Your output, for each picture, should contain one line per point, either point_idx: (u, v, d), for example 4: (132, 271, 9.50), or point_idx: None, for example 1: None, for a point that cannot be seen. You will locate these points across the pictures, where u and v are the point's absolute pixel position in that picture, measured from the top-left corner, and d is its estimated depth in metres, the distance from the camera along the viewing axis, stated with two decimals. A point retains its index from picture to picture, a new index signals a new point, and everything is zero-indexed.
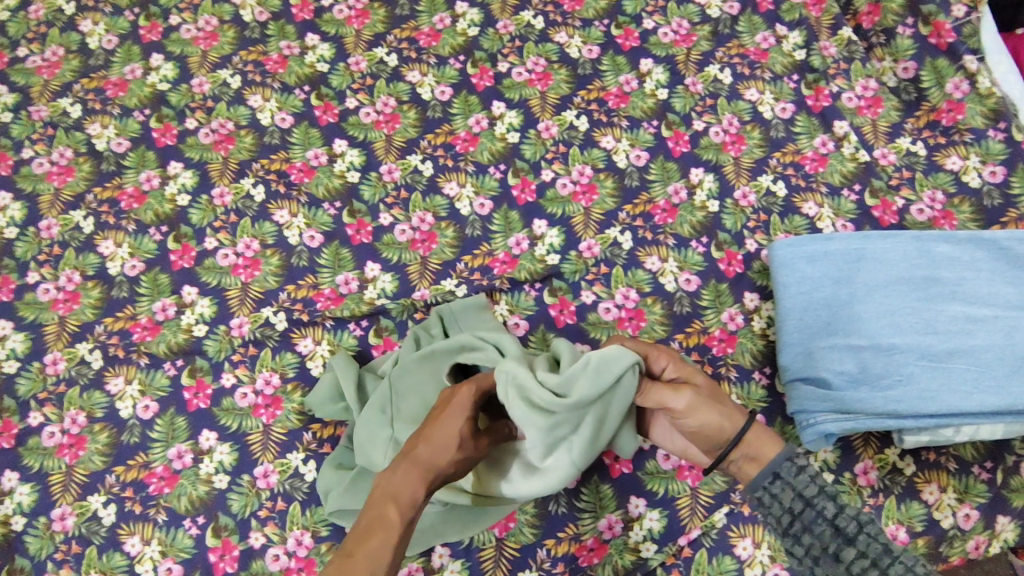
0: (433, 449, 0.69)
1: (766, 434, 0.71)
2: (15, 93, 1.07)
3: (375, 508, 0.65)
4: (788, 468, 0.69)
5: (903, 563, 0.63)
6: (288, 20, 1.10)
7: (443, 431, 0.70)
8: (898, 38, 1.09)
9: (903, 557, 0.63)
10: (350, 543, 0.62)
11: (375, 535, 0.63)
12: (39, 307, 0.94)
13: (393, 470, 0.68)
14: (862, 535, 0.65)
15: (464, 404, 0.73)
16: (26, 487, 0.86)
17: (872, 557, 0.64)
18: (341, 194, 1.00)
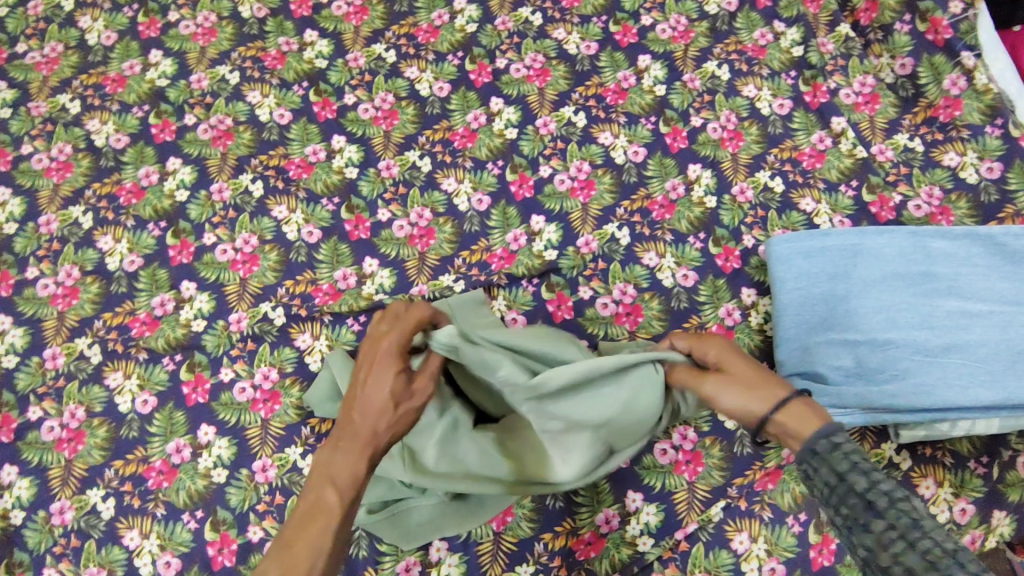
0: (367, 415, 0.66)
1: (804, 411, 0.65)
2: (14, 89, 1.07)
3: (314, 491, 0.62)
4: (824, 447, 0.61)
5: (933, 538, 0.51)
6: (287, 17, 1.11)
7: (372, 396, 0.66)
8: (895, 35, 1.09)
9: (933, 531, 0.52)
10: (291, 530, 0.60)
11: (316, 521, 0.60)
12: (39, 302, 0.95)
13: (331, 450, 0.64)
14: (892, 509, 0.55)
15: (389, 355, 0.68)
16: (25, 481, 0.87)
17: (901, 528, 0.53)
18: (339, 189, 1.00)
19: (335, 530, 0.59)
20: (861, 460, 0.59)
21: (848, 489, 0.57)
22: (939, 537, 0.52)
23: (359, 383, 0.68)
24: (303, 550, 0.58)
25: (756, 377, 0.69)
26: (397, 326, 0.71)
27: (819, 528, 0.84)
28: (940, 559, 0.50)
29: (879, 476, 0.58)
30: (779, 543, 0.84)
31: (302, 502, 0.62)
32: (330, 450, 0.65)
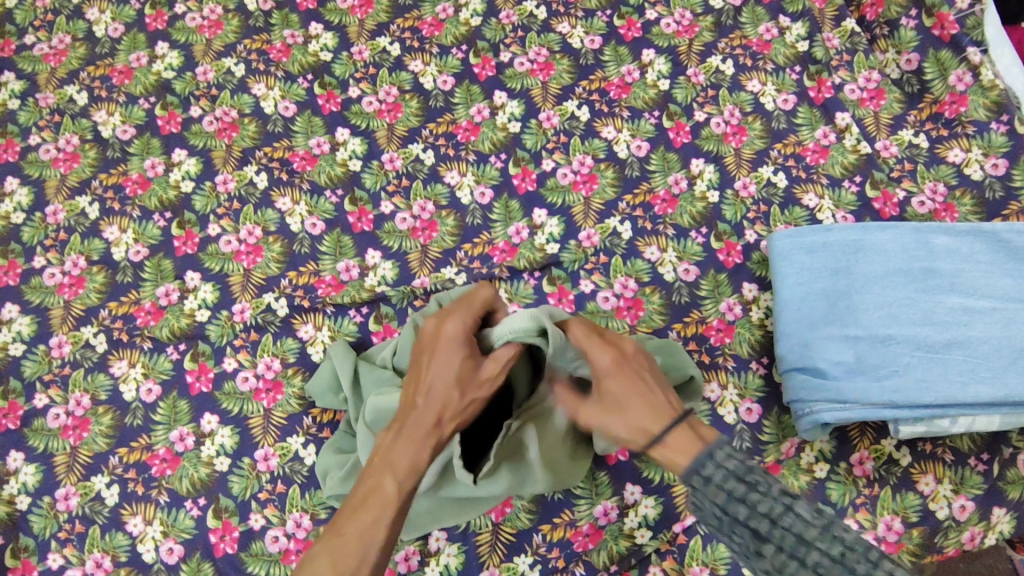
0: (430, 401, 0.69)
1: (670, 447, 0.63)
2: (22, 80, 1.08)
3: (374, 475, 0.66)
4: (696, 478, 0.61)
5: (819, 550, 0.54)
6: (292, 10, 1.11)
7: (433, 384, 0.69)
8: (901, 30, 1.08)
9: (817, 542, 0.54)
10: (348, 510, 0.65)
11: (372, 507, 0.64)
12: (45, 291, 0.96)
13: (395, 437, 0.68)
14: (776, 531, 0.55)
15: (453, 345, 0.71)
16: (31, 467, 0.88)
17: (788, 548, 0.55)
18: (342, 181, 1.01)
19: (391, 519, 0.64)
20: (733, 483, 0.59)
21: (733, 520, 0.58)
22: (824, 546, 0.54)
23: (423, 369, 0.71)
24: (358, 533, 0.63)
25: (640, 402, 0.66)
26: (465, 314, 0.73)
27: None
28: (829, 571, 0.53)
29: (752, 497, 0.57)
30: None
31: (364, 482, 0.67)
32: (393, 435, 0.69)
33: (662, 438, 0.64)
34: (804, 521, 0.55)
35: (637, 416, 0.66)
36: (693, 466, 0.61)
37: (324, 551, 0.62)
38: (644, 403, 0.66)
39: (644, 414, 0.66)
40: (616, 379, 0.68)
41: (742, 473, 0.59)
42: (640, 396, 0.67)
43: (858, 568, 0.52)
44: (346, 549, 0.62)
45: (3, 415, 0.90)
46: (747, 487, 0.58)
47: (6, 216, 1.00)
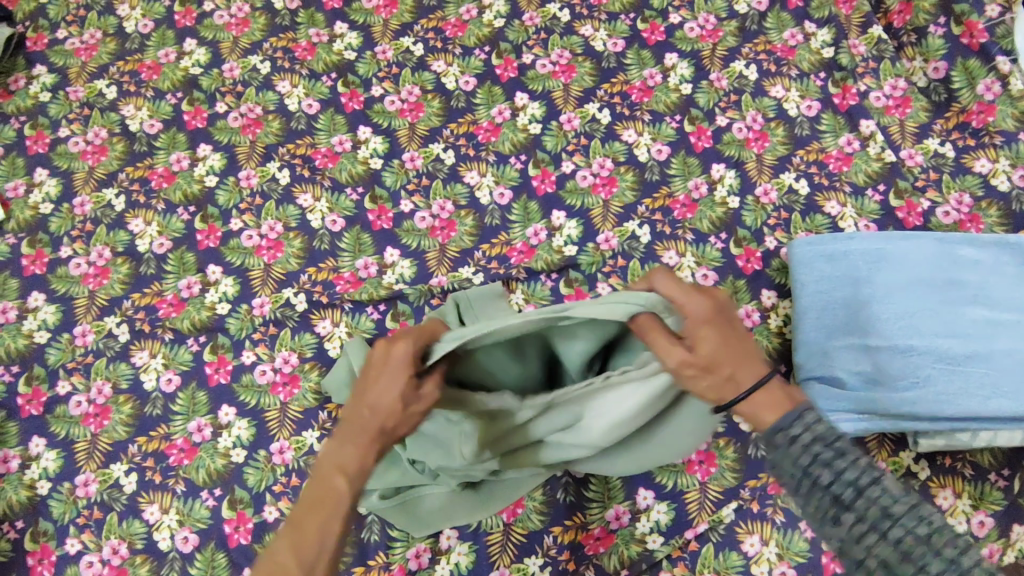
0: (377, 416, 0.60)
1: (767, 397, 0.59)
2: (53, 74, 1.10)
3: (321, 478, 0.59)
4: (781, 439, 0.57)
5: (904, 526, 0.51)
6: (318, 9, 1.12)
7: (380, 394, 0.60)
8: (929, 38, 1.07)
9: (904, 518, 0.51)
10: (298, 517, 0.58)
11: (320, 510, 0.58)
12: (71, 281, 0.97)
13: (340, 439, 0.61)
14: (860, 501, 0.52)
15: (401, 361, 0.61)
16: (52, 453, 0.89)
17: (871, 521, 0.52)
18: (363, 179, 1.02)
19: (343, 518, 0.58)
20: (820, 447, 0.55)
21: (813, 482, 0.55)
22: (910, 523, 0.51)
23: (368, 380, 0.62)
24: (309, 537, 0.57)
25: (733, 352, 0.59)
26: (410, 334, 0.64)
27: None
28: (914, 549, 0.50)
29: (840, 462, 0.54)
30: (791, 547, 0.84)
31: (312, 487, 0.60)
32: (336, 438, 0.61)
33: (760, 388, 0.59)
34: (892, 496, 0.52)
35: (732, 366, 0.59)
36: (781, 423, 0.57)
37: (275, 556, 0.56)
38: (739, 352, 0.59)
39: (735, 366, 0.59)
40: (710, 328, 0.59)
41: (831, 439, 0.56)
42: (733, 348, 0.59)
43: (946, 551, 0.49)
44: (300, 553, 0.56)
45: (26, 401, 0.92)
46: (835, 453, 0.55)
47: (35, 207, 1.02)
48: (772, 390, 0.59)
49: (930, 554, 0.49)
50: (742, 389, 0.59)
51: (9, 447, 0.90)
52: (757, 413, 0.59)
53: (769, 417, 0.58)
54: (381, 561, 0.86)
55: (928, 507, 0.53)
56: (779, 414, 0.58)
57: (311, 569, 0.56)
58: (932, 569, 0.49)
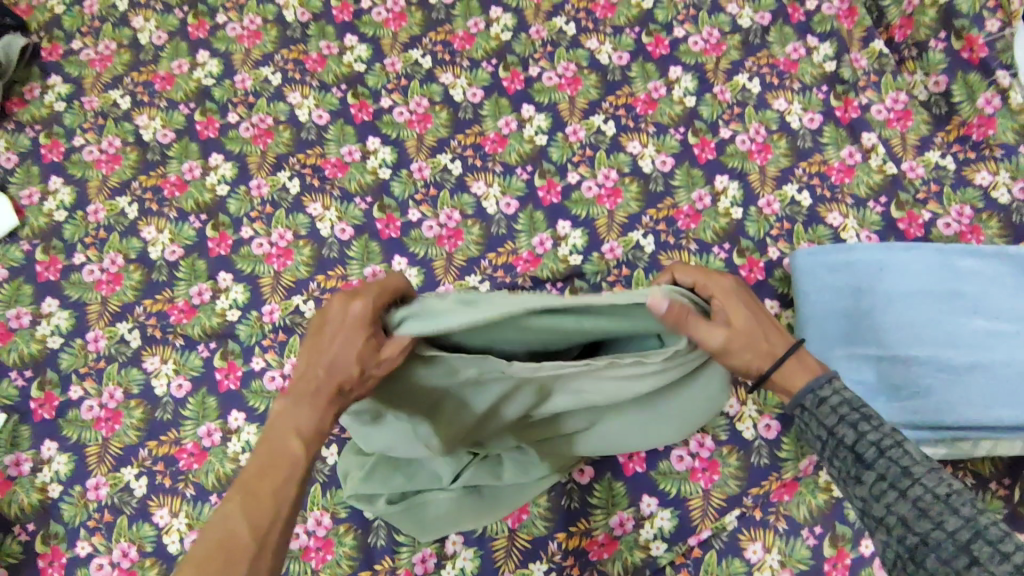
0: (333, 374, 0.60)
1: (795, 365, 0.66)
2: (69, 84, 1.12)
3: (274, 443, 0.60)
4: (811, 400, 0.64)
5: (923, 485, 0.55)
6: (329, 22, 1.14)
7: (337, 354, 0.61)
8: (930, 52, 1.08)
9: (924, 478, 0.55)
10: (248, 482, 0.58)
11: (273, 475, 0.58)
12: (84, 287, 0.99)
13: (294, 402, 0.61)
14: (880, 459, 0.58)
15: (361, 322, 0.62)
16: (64, 456, 0.91)
17: (891, 479, 0.56)
18: (372, 189, 1.03)
19: (296, 483, 0.59)
20: (847, 410, 0.62)
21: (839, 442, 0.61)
22: (929, 483, 0.55)
23: (324, 342, 0.62)
24: (263, 504, 0.57)
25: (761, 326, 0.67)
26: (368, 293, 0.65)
27: (834, 542, 0.85)
28: (931, 506, 0.54)
29: (864, 425, 0.60)
30: (793, 554, 0.85)
31: (262, 451, 0.60)
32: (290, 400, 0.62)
33: (789, 358, 0.66)
34: (914, 458, 0.57)
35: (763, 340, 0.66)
36: (811, 386, 0.65)
37: (223, 524, 0.55)
38: (765, 327, 0.67)
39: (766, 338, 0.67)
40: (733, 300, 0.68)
41: (857, 404, 0.63)
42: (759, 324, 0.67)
43: (963, 509, 0.53)
44: (253, 519, 0.56)
45: (39, 405, 0.93)
46: (861, 416, 0.61)
47: (49, 214, 1.04)
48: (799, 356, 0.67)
49: (947, 511, 0.53)
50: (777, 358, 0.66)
51: (21, 451, 0.91)
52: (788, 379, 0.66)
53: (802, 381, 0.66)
54: (387, 566, 0.87)
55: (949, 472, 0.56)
56: (813, 376, 0.65)
57: (265, 536, 0.56)
58: (947, 526, 0.52)
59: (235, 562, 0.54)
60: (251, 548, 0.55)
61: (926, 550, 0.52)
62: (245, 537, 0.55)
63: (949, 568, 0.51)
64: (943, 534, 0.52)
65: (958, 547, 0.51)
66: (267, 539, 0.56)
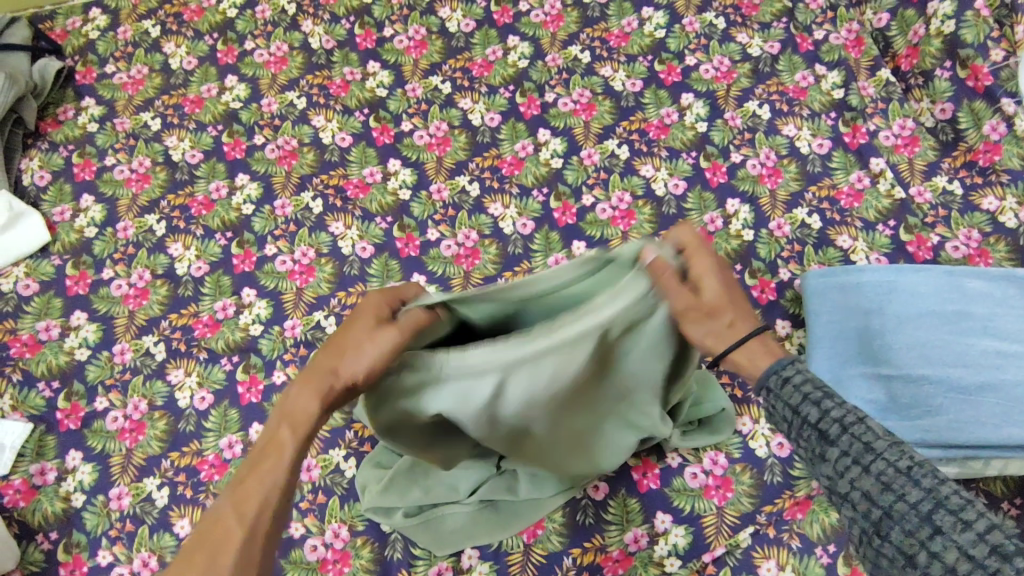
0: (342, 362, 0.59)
1: (762, 345, 0.63)
2: (102, 106, 1.17)
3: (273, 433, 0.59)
4: (775, 381, 0.60)
5: (885, 460, 0.52)
6: (352, 49, 1.19)
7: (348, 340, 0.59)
8: (936, 80, 1.10)
9: (885, 452, 0.52)
10: (243, 472, 0.57)
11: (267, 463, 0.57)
12: (112, 301, 1.02)
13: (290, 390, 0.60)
14: (843, 436, 0.54)
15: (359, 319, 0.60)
16: (88, 466, 0.93)
17: (853, 455, 0.53)
18: (392, 210, 1.06)
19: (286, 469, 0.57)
20: (810, 388, 0.58)
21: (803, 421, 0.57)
22: (892, 457, 0.52)
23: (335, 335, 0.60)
24: (251, 493, 0.55)
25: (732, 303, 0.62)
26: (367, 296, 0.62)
27: (848, 560, 0.85)
28: (894, 480, 0.51)
29: (827, 402, 0.56)
30: (807, 572, 0.85)
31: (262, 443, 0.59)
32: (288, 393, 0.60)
33: (753, 337, 0.62)
34: (876, 432, 0.53)
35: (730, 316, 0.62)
36: (775, 367, 0.61)
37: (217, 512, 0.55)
38: (735, 304, 0.63)
39: (732, 316, 0.62)
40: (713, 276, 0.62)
41: (821, 381, 0.58)
42: (730, 300, 0.62)
43: (924, 481, 0.50)
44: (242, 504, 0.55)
45: (65, 416, 0.96)
46: (824, 393, 0.57)
47: (80, 230, 1.07)
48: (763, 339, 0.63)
49: (908, 484, 0.50)
50: (739, 336, 0.62)
51: (47, 460, 0.93)
52: (751, 360, 0.62)
53: (765, 365, 0.62)
54: None
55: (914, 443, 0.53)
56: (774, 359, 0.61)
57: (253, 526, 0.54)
58: (910, 498, 0.50)
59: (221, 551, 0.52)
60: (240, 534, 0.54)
61: (891, 523, 0.50)
62: (234, 527, 0.54)
63: (914, 539, 0.49)
64: (906, 507, 0.49)
65: (922, 520, 0.48)
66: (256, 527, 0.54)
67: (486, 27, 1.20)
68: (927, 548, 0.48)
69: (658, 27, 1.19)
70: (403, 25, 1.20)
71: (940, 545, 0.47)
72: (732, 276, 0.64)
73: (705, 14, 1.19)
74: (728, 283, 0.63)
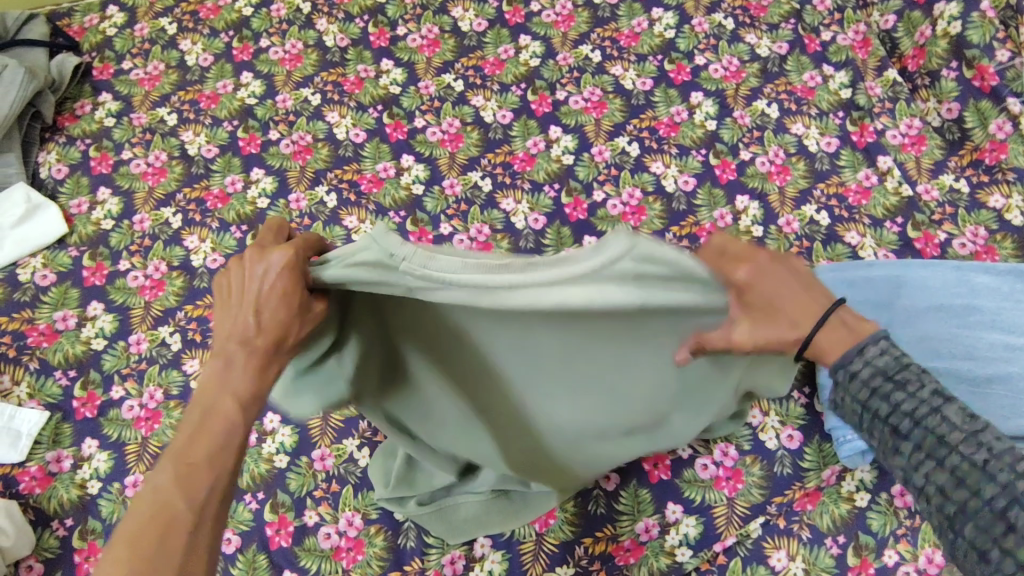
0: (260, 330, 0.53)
1: (836, 326, 0.57)
2: (119, 101, 1.18)
3: (206, 410, 0.52)
4: (842, 375, 0.57)
5: (960, 454, 0.51)
6: (366, 47, 1.20)
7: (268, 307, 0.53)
8: (942, 81, 1.11)
9: (960, 446, 0.51)
10: (177, 455, 0.51)
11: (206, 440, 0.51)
12: (128, 292, 1.03)
13: (223, 360, 0.53)
14: (915, 430, 0.53)
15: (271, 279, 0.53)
16: (104, 454, 0.93)
17: (927, 450, 0.52)
18: (405, 204, 1.08)
19: (235, 443, 0.52)
20: (879, 381, 0.55)
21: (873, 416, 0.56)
22: (967, 450, 0.51)
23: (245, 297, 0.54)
24: (200, 474, 0.50)
25: (788, 298, 0.55)
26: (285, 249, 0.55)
27: (857, 551, 0.86)
28: (968, 475, 0.50)
29: (897, 394, 0.54)
30: (818, 563, 0.86)
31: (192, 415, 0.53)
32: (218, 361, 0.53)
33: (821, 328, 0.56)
34: (950, 424, 0.52)
35: (787, 322, 0.56)
36: (842, 362, 0.56)
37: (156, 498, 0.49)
38: (792, 303, 0.56)
39: (795, 315, 0.56)
40: (755, 288, 0.53)
41: (892, 370, 0.55)
42: (786, 300, 0.55)
43: (1001, 476, 0.49)
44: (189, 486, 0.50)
45: (81, 404, 0.96)
46: (894, 385, 0.54)
47: (96, 222, 1.08)
48: (832, 325, 0.57)
49: (983, 479, 0.50)
50: (807, 331, 0.56)
51: (63, 447, 0.94)
52: (822, 351, 0.58)
53: (834, 358, 0.57)
54: (417, 567, 0.87)
55: (991, 433, 0.52)
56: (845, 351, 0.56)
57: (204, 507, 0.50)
58: (985, 494, 0.49)
59: (172, 543, 0.48)
60: (191, 523, 0.49)
61: (965, 519, 0.50)
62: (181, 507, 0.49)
63: (988, 537, 0.48)
64: (980, 504, 0.49)
65: (997, 515, 0.48)
66: (206, 513, 0.50)
67: (498, 26, 1.22)
68: (1001, 545, 0.48)
69: (667, 28, 1.21)
70: (416, 24, 1.22)
71: (1014, 543, 0.47)
72: (779, 272, 0.55)
73: (714, 15, 1.21)
74: (783, 275, 0.55)
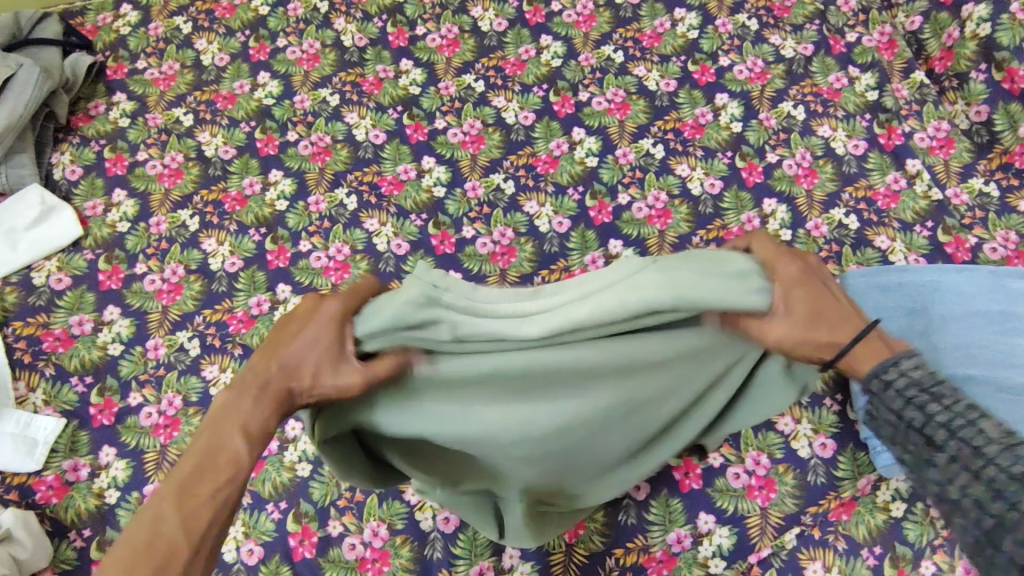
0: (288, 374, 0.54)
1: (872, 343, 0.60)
2: (133, 101, 1.16)
3: (214, 441, 0.52)
4: (877, 385, 0.58)
5: (997, 466, 0.49)
6: (385, 47, 1.18)
7: (305, 347, 0.55)
8: (971, 83, 1.10)
9: (997, 457, 0.50)
10: (182, 487, 0.49)
11: (215, 473, 0.50)
12: (145, 296, 1.01)
13: (239, 393, 0.53)
14: (948, 441, 0.53)
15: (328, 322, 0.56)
16: (121, 463, 0.91)
17: (963, 460, 0.51)
18: (427, 207, 1.06)
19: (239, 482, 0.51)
20: (915, 392, 0.56)
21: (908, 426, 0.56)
22: (1005, 463, 0.49)
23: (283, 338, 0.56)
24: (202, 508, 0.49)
25: (825, 303, 0.59)
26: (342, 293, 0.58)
27: (894, 562, 0.84)
28: (1007, 487, 0.48)
29: (932, 405, 0.54)
30: None
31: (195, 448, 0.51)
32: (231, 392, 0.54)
33: (856, 342, 0.59)
34: (987, 436, 0.51)
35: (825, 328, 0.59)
36: (878, 369, 0.58)
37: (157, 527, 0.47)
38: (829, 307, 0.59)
39: (834, 319, 0.59)
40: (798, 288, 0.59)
41: (927, 383, 0.56)
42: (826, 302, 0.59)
43: None
44: (190, 521, 0.48)
45: (98, 411, 0.94)
46: (928, 396, 0.55)
47: (112, 225, 1.06)
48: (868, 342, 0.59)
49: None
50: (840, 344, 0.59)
51: (80, 456, 0.92)
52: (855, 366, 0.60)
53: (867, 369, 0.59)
54: None
55: None
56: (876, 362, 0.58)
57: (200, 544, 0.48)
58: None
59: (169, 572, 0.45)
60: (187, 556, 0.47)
61: (1003, 532, 0.48)
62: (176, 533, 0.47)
63: None
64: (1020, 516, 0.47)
65: None
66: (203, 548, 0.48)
67: (519, 26, 1.20)
68: None
69: (690, 28, 1.19)
70: (436, 24, 1.20)
71: None
72: (821, 283, 0.60)
73: (738, 15, 1.20)
74: (816, 284, 0.60)
